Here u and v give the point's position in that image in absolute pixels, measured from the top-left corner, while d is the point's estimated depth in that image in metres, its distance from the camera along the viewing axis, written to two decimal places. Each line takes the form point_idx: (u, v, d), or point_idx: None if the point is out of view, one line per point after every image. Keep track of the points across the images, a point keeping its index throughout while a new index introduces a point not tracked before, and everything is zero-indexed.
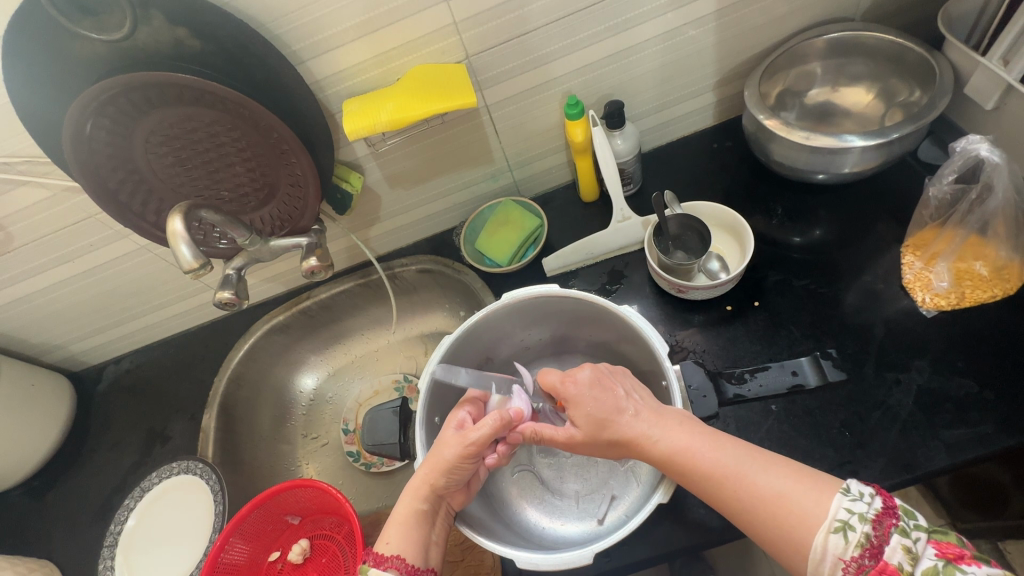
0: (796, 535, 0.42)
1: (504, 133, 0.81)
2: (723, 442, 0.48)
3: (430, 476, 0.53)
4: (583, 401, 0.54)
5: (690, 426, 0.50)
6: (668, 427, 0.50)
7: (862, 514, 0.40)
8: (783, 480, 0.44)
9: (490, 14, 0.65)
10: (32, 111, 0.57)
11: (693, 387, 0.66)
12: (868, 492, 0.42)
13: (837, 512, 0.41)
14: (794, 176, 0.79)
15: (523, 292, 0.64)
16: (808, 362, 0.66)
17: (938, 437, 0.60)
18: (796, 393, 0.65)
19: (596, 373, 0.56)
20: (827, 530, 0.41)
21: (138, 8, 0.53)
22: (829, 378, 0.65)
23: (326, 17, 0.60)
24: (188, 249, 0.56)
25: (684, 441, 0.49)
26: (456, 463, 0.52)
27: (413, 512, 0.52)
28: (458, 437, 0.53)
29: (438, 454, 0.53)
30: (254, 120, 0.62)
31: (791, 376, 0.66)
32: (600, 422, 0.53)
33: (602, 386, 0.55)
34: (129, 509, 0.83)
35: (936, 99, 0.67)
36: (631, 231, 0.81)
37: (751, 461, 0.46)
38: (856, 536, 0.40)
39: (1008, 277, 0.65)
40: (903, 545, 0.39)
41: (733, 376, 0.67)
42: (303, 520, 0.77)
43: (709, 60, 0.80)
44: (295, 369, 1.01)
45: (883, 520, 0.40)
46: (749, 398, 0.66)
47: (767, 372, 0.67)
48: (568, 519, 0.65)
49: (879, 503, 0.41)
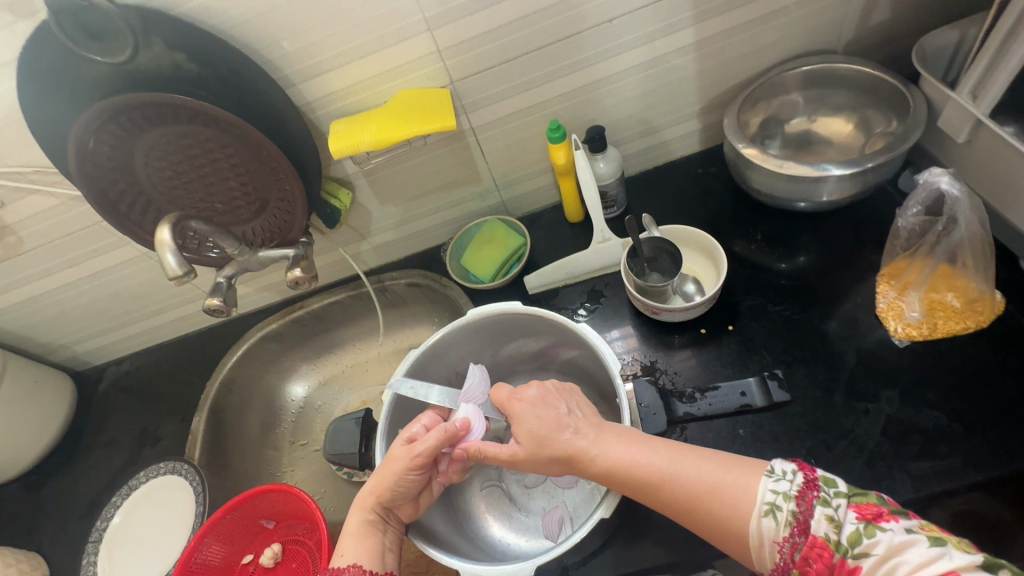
0: (733, 522, 0.44)
1: (490, 154, 0.84)
2: (656, 446, 0.50)
3: (376, 489, 0.54)
4: (525, 418, 0.55)
5: (627, 439, 0.51)
6: (606, 441, 0.51)
7: (786, 493, 0.43)
8: (713, 472, 0.46)
9: (471, 44, 0.69)
10: (41, 126, 0.62)
11: (643, 404, 0.66)
12: (790, 470, 0.44)
13: (765, 495, 0.43)
14: (775, 204, 0.80)
15: (489, 308, 0.66)
16: (756, 383, 0.67)
17: (904, 469, 0.59)
18: (744, 413, 0.66)
19: (543, 391, 0.57)
20: (759, 514, 0.43)
21: (140, 34, 0.57)
22: (775, 399, 0.66)
23: (315, 45, 0.64)
24: (174, 257, 0.59)
25: (620, 454, 0.50)
26: (401, 476, 0.54)
27: (363, 522, 0.54)
28: (403, 450, 0.55)
29: (384, 467, 0.54)
30: (245, 138, 0.65)
31: (739, 396, 0.67)
32: (540, 439, 0.53)
33: (546, 402, 0.56)
34: (116, 506, 0.85)
35: (909, 132, 0.68)
36: (611, 252, 0.82)
37: (682, 458, 0.48)
38: (784, 515, 0.42)
39: (981, 309, 0.65)
40: (825, 516, 0.41)
41: (683, 394, 0.68)
42: (278, 525, 0.79)
43: (691, 89, 0.82)
44: (286, 377, 1.04)
45: (806, 494, 0.42)
46: (698, 416, 0.66)
47: (716, 392, 0.67)
48: (532, 535, 0.66)
49: (801, 479, 0.43)
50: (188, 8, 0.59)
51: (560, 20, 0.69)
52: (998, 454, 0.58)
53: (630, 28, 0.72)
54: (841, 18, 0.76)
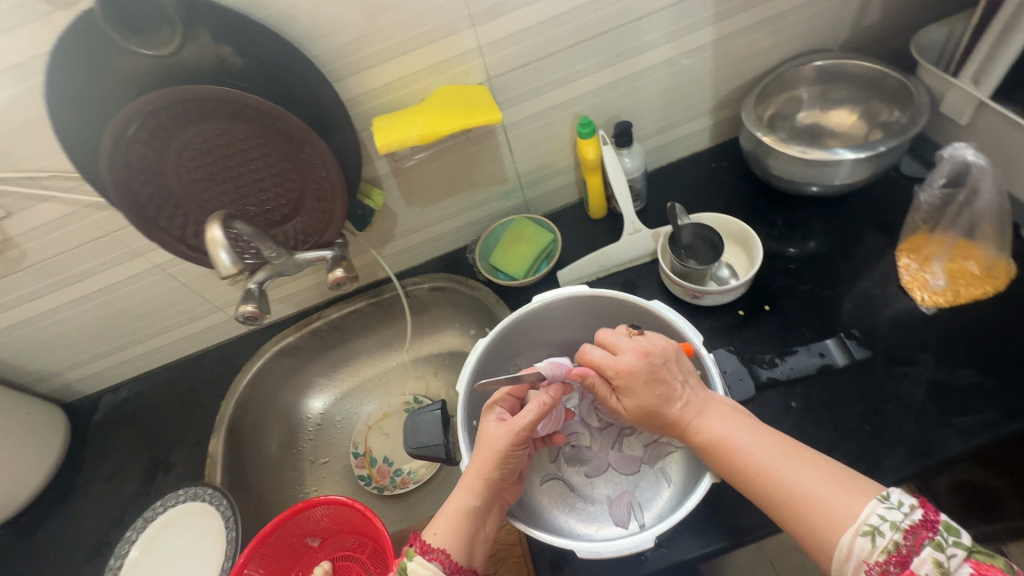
0: (823, 532, 0.45)
1: (519, 152, 0.85)
2: (762, 435, 0.51)
3: (483, 471, 0.53)
4: (635, 391, 0.55)
5: (735, 421, 0.53)
6: (713, 418, 0.54)
7: (895, 522, 0.42)
8: (816, 481, 0.47)
9: (511, 40, 0.70)
10: (69, 124, 0.58)
11: (728, 372, 0.71)
12: (908, 503, 0.43)
13: (868, 517, 0.43)
14: (791, 190, 0.84)
15: (555, 293, 0.66)
16: (835, 344, 0.71)
17: (951, 425, 0.63)
18: (824, 373, 0.70)
19: (650, 363, 0.56)
20: (855, 532, 0.43)
21: (187, 25, 0.55)
22: (856, 356, 0.69)
23: (361, 39, 0.64)
24: (227, 255, 0.56)
25: (725, 431, 0.52)
26: (507, 452, 0.53)
27: (467, 507, 0.52)
28: (505, 428, 0.55)
29: (487, 447, 0.54)
30: (288, 133, 0.64)
31: (818, 357, 0.70)
32: (648, 413, 0.56)
33: (657, 378, 0.55)
34: (131, 541, 0.78)
35: (916, 117, 0.74)
36: (642, 243, 0.84)
37: (784, 461, 0.49)
38: (884, 542, 0.42)
39: (997, 274, 0.70)
40: (933, 558, 0.41)
41: (764, 360, 0.72)
42: (324, 542, 0.75)
43: (706, 86, 0.86)
44: (303, 393, 0.99)
45: (918, 531, 0.42)
46: (781, 379, 0.70)
47: (796, 356, 0.71)
48: (603, 523, 0.65)
49: (918, 515, 0.43)
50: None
51: (596, 17, 0.71)
52: None
53: (658, 26, 0.75)
54: (841, 18, 0.82)
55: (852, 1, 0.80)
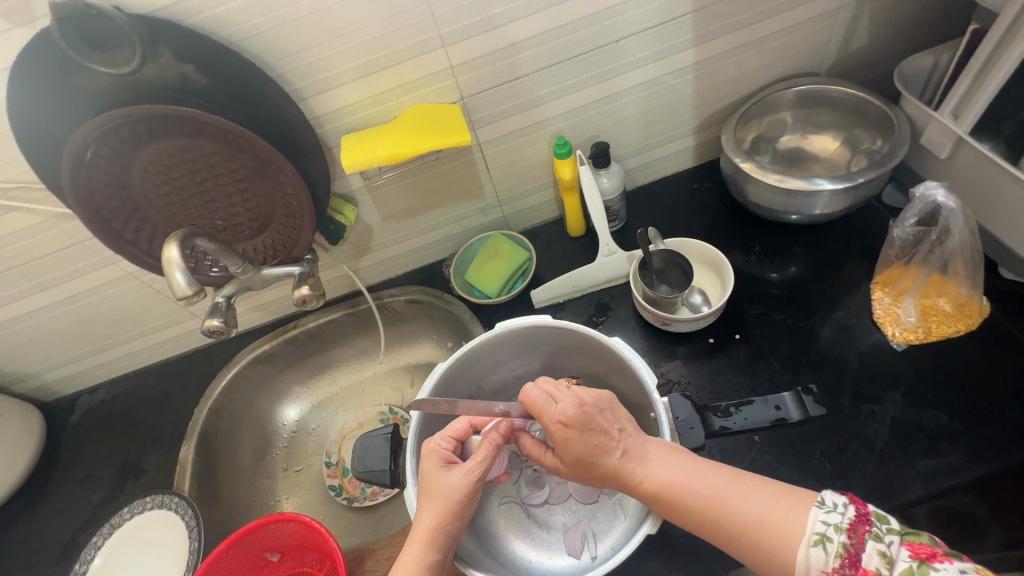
0: (781, 553, 0.45)
1: (495, 170, 0.84)
2: (704, 470, 0.51)
3: (441, 523, 0.54)
4: (572, 442, 0.54)
5: (674, 461, 0.52)
6: (653, 463, 0.53)
7: (837, 525, 0.44)
8: (762, 503, 0.48)
9: (483, 61, 0.69)
10: (32, 139, 0.58)
11: (680, 419, 0.65)
12: (841, 502, 0.46)
13: (814, 525, 0.44)
14: (769, 217, 0.83)
15: (519, 321, 0.68)
16: (791, 398, 0.68)
17: (913, 467, 0.62)
18: (778, 427, 0.67)
19: (584, 411, 0.54)
20: (807, 544, 0.44)
21: (148, 44, 0.55)
22: (811, 414, 0.67)
23: (327, 59, 0.63)
24: (183, 277, 0.58)
25: (669, 476, 0.51)
26: (465, 500, 0.55)
27: (426, 563, 0.53)
28: (461, 477, 0.55)
29: (445, 498, 0.54)
30: (253, 152, 0.63)
31: (774, 411, 0.68)
32: (585, 464, 0.54)
33: (591, 429, 0.54)
34: (97, 547, 0.79)
35: (896, 148, 0.72)
36: (616, 265, 0.83)
37: (730, 487, 0.49)
38: (835, 547, 0.43)
39: (970, 313, 0.69)
40: (877, 550, 0.43)
41: (719, 408, 0.69)
42: (283, 557, 0.77)
43: (688, 107, 0.85)
44: (278, 400, 0.99)
45: (857, 528, 0.43)
46: (734, 431, 0.67)
47: (751, 407, 0.68)
48: (555, 551, 0.65)
49: (852, 512, 0.45)
50: (198, 18, 0.57)
51: (571, 39, 0.70)
52: (997, 449, 0.61)
53: (636, 49, 0.74)
54: (826, 42, 0.81)
55: (838, 26, 0.78)
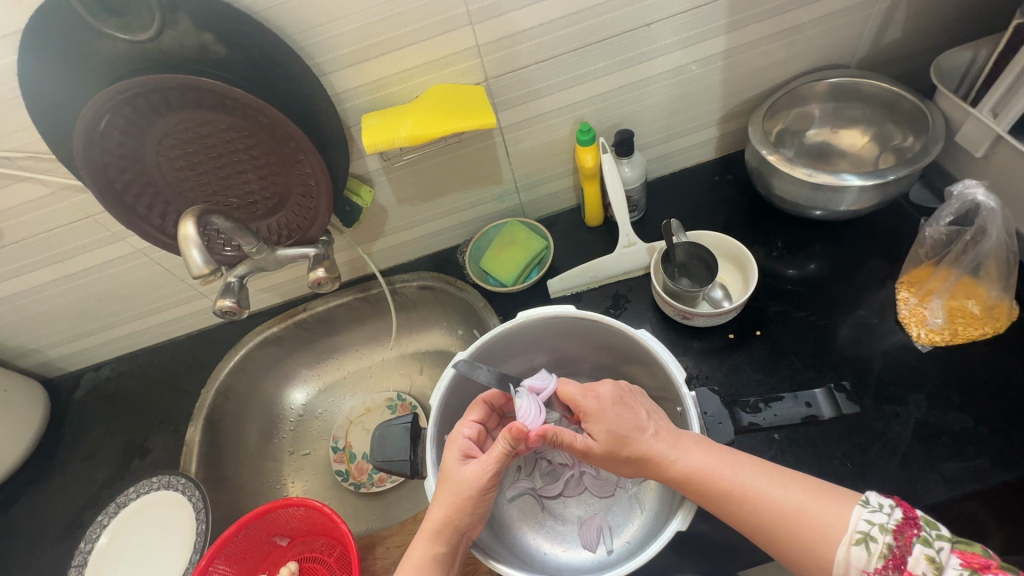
0: (820, 545, 0.45)
1: (515, 155, 0.82)
2: (740, 460, 0.51)
3: (451, 517, 0.53)
4: (604, 416, 0.55)
5: (707, 447, 0.53)
6: (687, 450, 0.53)
7: (882, 525, 0.44)
8: (799, 496, 0.47)
9: (511, 41, 0.67)
10: (42, 107, 0.56)
11: (709, 414, 0.66)
12: (887, 504, 0.45)
13: (858, 524, 0.44)
14: (793, 211, 0.81)
15: (540, 311, 0.66)
16: (823, 395, 0.68)
17: (936, 470, 0.61)
18: (809, 423, 0.67)
19: (617, 390, 0.58)
20: (849, 542, 0.44)
21: (166, 10, 0.53)
22: (843, 410, 0.66)
23: (352, 33, 0.61)
24: (200, 255, 0.56)
25: (701, 460, 0.52)
26: (475, 498, 0.53)
27: (432, 555, 0.52)
28: (476, 475, 0.53)
29: (458, 491, 0.53)
30: (272, 128, 0.61)
31: (805, 407, 0.67)
32: (620, 437, 0.54)
33: (624, 403, 0.57)
34: (102, 526, 0.78)
35: (930, 145, 0.70)
36: (636, 256, 0.82)
37: (766, 477, 0.50)
38: (878, 547, 0.43)
39: (998, 316, 0.68)
40: (925, 555, 0.42)
41: (748, 404, 0.69)
42: (291, 542, 0.76)
43: (714, 96, 0.83)
44: (285, 383, 0.98)
45: (904, 529, 0.43)
46: (764, 426, 0.67)
47: (781, 403, 0.68)
48: (569, 544, 0.65)
49: (899, 514, 0.44)
50: None
51: (600, 22, 0.68)
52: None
53: (667, 34, 0.71)
54: (860, 33, 0.78)
55: (873, 17, 0.76)
